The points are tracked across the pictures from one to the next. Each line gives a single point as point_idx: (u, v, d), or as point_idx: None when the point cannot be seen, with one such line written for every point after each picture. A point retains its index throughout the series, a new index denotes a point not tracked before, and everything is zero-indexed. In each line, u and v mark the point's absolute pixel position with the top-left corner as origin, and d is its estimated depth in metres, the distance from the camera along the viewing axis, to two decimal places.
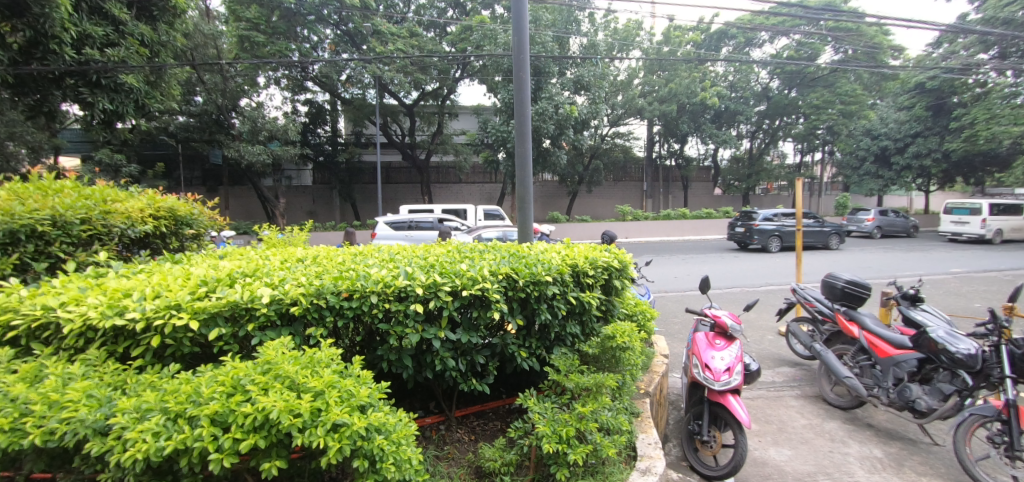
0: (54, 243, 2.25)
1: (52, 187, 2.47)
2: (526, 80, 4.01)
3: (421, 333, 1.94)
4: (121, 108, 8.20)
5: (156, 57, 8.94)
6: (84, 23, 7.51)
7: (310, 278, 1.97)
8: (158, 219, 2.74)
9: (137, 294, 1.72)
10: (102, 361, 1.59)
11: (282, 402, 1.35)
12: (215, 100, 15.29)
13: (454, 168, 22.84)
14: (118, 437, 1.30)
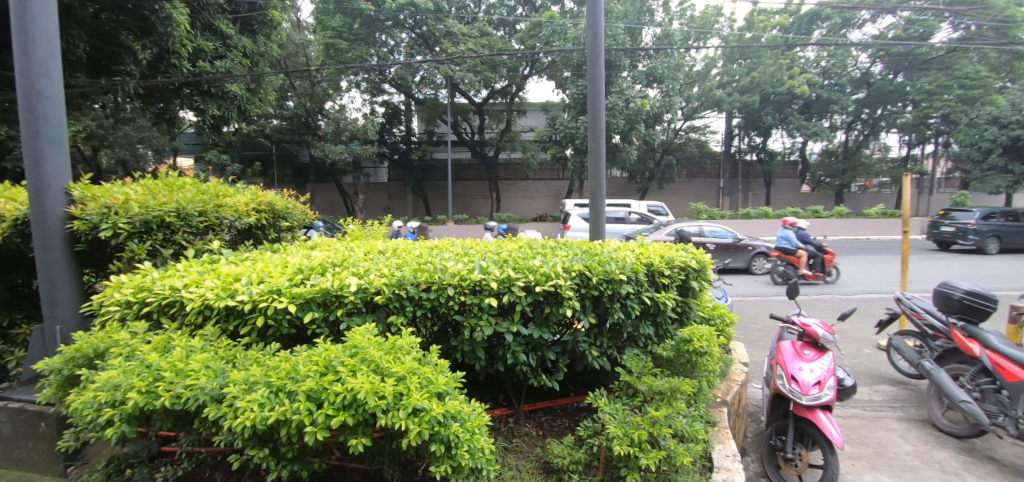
0: (178, 232, 2.53)
1: (176, 183, 2.80)
2: (600, 74, 3.92)
3: (495, 326, 1.97)
4: (227, 113, 9.19)
5: (256, 67, 9.93)
6: (200, 39, 8.50)
7: (392, 269, 2.07)
8: (260, 213, 3.02)
9: (244, 279, 1.91)
10: (216, 336, 1.79)
11: (368, 384, 1.43)
12: (305, 104, 16.66)
13: (521, 165, 23.04)
14: (229, 406, 1.45)
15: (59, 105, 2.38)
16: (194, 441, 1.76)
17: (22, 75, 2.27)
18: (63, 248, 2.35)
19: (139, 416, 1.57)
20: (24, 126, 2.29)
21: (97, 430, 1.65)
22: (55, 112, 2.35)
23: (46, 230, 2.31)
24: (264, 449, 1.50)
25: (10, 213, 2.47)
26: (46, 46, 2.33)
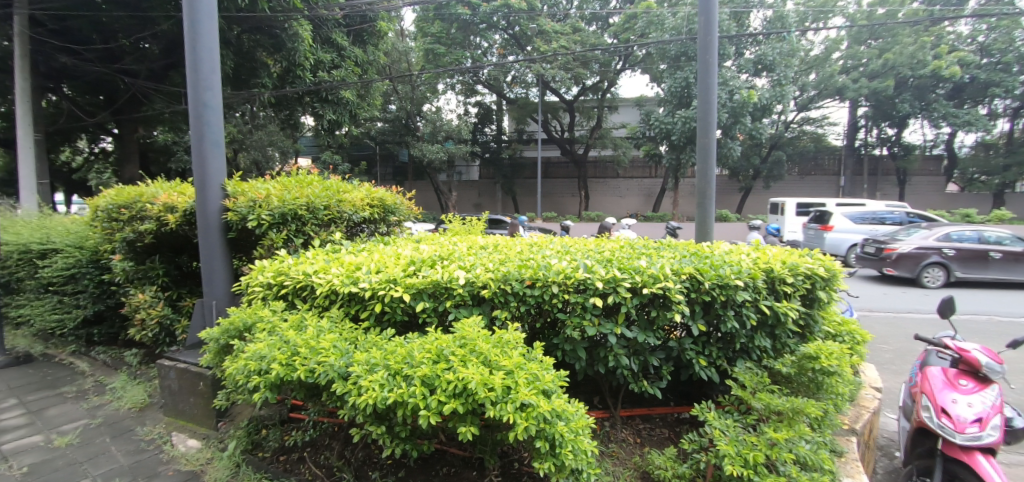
0: (307, 223, 2.79)
1: (305, 180, 3.11)
2: (712, 64, 3.66)
3: (598, 326, 1.92)
4: (341, 117, 10.16)
5: (365, 74, 10.85)
6: (320, 52, 9.49)
7: (496, 265, 2.12)
8: (374, 207, 3.26)
9: (365, 269, 2.07)
10: (340, 318, 1.95)
11: (478, 375, 1.47)
12: (406, 107, 17.86)
13: (611, 163, 22.47)
14: (354, 384, 1.57)
15: (218, 113, 2.76)
16: (319, 412, 1.93)
17: (193, 89, 2.67)
18: (219, 234, 2.71)
19: (278, 385, 1.76)
20: (193, 131, 2.68)
21: (245, 394, 1.88)
22: (216, 119, 2.72)
23: (207, 219, 2.68)
24: (381, 426, 1.61)
25: (180, 204, 2.90)
26: (211, 62, 2.71)
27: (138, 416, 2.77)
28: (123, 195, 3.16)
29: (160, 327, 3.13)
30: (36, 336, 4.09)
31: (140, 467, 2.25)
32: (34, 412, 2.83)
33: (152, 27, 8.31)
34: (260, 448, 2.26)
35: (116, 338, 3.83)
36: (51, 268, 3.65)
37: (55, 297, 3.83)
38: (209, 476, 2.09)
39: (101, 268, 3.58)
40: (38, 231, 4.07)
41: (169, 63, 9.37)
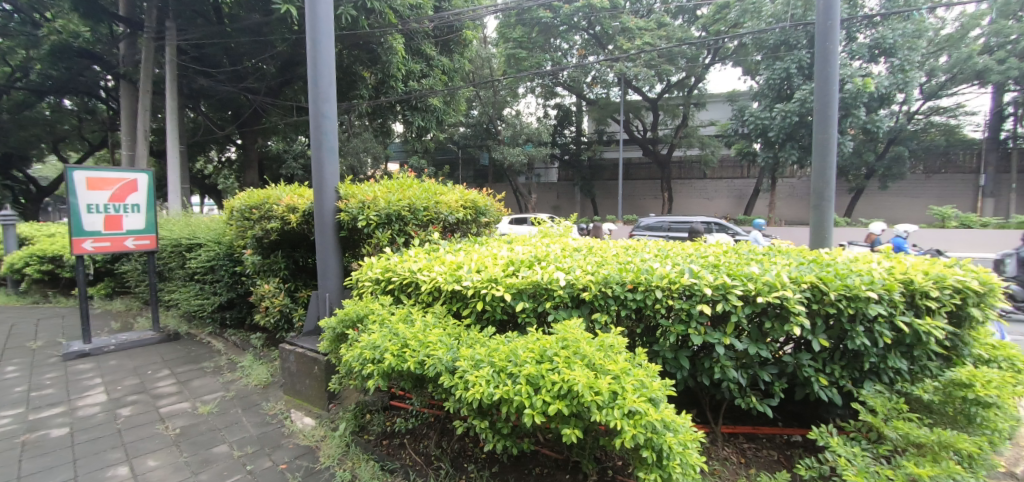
0: (408, 224, 2.94)
1: (407, 182, 3.29)
2: (833, 54, 3.33)
3: (706, 336, 1.82)
4: (428, 124, 10.69)
5: (451, 82, 11.31)
6: (410, 63, 10.07)
7: (595, 268, 2.10)
8: (468, 209, 3.37)
9: (466, 267, 2.14)
10: (444, 313, 2.03)
11: (584, 378, 1.46)
12: (488, 111, 18.36)
13: (699, 163, 21.18)
14: (461, 378, 1.63)
15: (334, 122, 2.97)
16: (422, 402, 2.02)
17: (314, 101, 2.90)
18: (334, 233, 2.92)
19: (389, 374, 1.86)
20: (313, 139, 2.92)
21: (358, 380, 2.01)
22: (332, 127, 2.94)
23: (323, 219, 2.90)
24: (485, 421, 1.65)
25: (301, 206, 3.19)
26: (330, 75, 2.92)
27: (262, 392, 3.08)
28: (253, 197, 3.55)
29: (280, 314, 3.49)
30: (182, 318, 4.76)
31: (267, 438, 2.49)
32: (183, 382, 3.28)
33: (270, 49, 9.41)
34: (366, 431, 2.41)
35: (244, 322, 4.34)
36: (195, 260, 4.22)
37: (197, 285, 4.42)
38: (324, 453, 2.27)
39: (233, 260, 4.06)
40: (185, 227, 4.73)
41: (283, 80, 10.51)
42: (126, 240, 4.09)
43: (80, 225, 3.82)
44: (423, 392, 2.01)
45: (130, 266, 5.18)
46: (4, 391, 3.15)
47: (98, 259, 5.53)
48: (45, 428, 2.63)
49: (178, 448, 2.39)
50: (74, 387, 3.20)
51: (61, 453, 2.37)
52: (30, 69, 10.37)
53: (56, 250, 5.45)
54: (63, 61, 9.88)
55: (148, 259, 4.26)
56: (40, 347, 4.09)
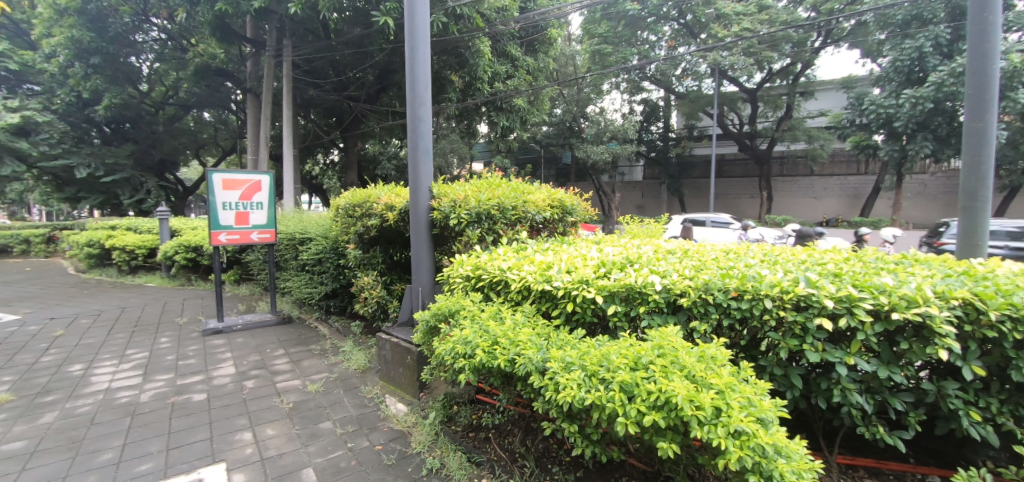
0: (497, 222, 2.98)
1: (496, 181, 3.34)
2: (994, 29, 2.81)
3: (825, 353, 1.63)
4: (512, 123, 10.85)
5: (535, 81, 11.43)
6: (497, 65, 10.31)
7: (693, 273, 1.97)
8: (554, 208, 3.35)
9: (557, 268, 2.12)
10: (533, 312, 2.03)
11: (684, 390, 1.38)
12: (571, 109, 18.23)
13: (805, 158, 19.14)
14: (552, 381, 1.61)
15: (429, 124, 3.10)
16: (510, 399, 2.03)
17: (411, 105, 3.05)
18: (427, 230, 3.04)
19: (479, 369, 1.89)
20: (410, 141, 3.06)
21: (449, 373, 2.07)
22: (427, 129, 3.06)
23: (418, 217, 3.03)
24: (574, 425, 1.63)
25: (398, 204, 3.38)
26: (426, 80, 3.05)
27: (361, 376, 3.31)
28: (356, 196, 3.83)
29: (377, 304, 3.74)
30: (295, 304, 5.31)
31: (365, 419, 2.67)
32: (294, 361, 3.66)
33: (369, 58, 10.17)
34: (453, 421, 2.48)
35: (345, 310, 4.73)
36: (306, 252, 4.68)
37: (306, 275, 4.90)
38: (416, 439, 2.37)
39: (338, 253, 4.43)
40: (298, 223, 5.25)
41: (381, 87, 11.32)
42: (251, 233, 4.65)
43: (216, 220, 4.43)
44: (511, 388, 2.03)
45: (254, 256, 5.88)
46: (159, 359, 3.75)
47: (229, 249, 6.36)
48: (188, 393, 3.08)
49: (290, 421, 2.66)
50: (209, 360, 3.72)
51: (201, 416, 2.75)
52: (180, 88, 12.26)
53: (198, 241, 6.36)
54: (205, 80, 11.48)
55: (268, 251, 4.81)
56: (185, 323, 4.82)
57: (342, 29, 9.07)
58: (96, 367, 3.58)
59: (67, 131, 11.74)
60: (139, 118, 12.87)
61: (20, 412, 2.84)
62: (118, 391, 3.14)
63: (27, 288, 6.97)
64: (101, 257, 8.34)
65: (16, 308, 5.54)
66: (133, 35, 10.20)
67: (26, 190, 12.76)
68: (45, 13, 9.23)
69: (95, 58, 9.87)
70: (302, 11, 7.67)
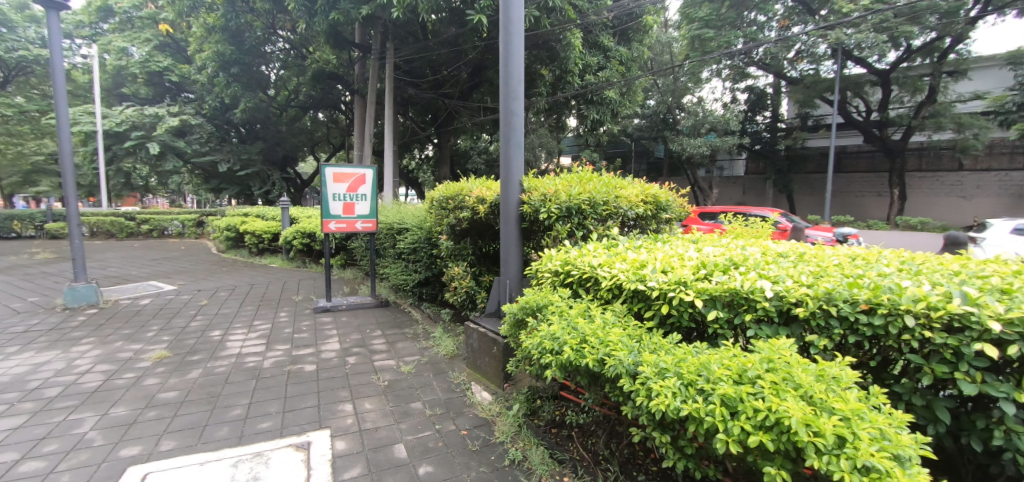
0: (588, 218, 2.90)
1: (587, 176, 3.25)
2: None
3: (986, 386, 1.34)
4: (603, 116, 10.56)
5: (629, 72, 11.03)
6: (588, 56, 10.11)
7: (813, 280, 1.75)
8: (647, 204, 3.19)
9: (652, 266, 2.00)
10: (625, 312, 1.95)
11: (800, 412, 1.22)
12: (665, 100, 17.32)
13: (953, 149, 16.21)
14: (643, 387, 1.52)
15: (522, 119, 3.09)
16: (596, 399, 1.98)
17: (504, 100, 3.07)
18: (517, 224, 3.05)
19: (566, 367, 1.84)
20: (503, 136, 3.08)
21: (535, 368, 2.06)
22: (520, 124, 3.06)
23: (508, 210, 3.05)
24: (666, 435, 1.53)
25: (489, 197, 3.44)
26: (520, 74, 3.05)
27: (449, 362, 3.45)
28: (450, 189, 3.96)
29: (467, 294, 3.87)
30: (391, 289, 5.69)
31: (452, 403, 2.76)
32: (389, 342, 3.92)
33: (463, 56, 10.53)
34: (536, 415, 2.48)
35: (436, 298, 4.97)
36: (403, 242, 4.97)
37: (402, 263, 5.21)
38: (499, 428, 2.40)
39: (431, 243, 4.64)
40: (396, 214, 5.60)
41: (473, 84, 11.68)
42: (356, 222, 5.04)
43: (327, 209, 4.89)
44: (598, 388, 1.97)
45: (358, 244, 6.40)
46: (278, 331, 4.25)
47: (337, 237, 6.99)
48: (300, 363, 3.44)
49: (385, 397, 2.85)
50: (318, 335, 4.13)
51: (310, 384, 3.06)
52: (300, 91, 13.71)
53: (312, 228, 7.08)
54: (321, 83, 12.72)
55: (370, 240, 5.19)
56: (300, 301, 5.41)
57: (439, 29, 9.47)
58: (230, 335, 4.16)
59: (213, 132, 13.74)
60: (267, 120, 14.66)
61: (174, 368, 3.39)
62: (246, 356, 3.62)
63: (182, 264, 8.30)
64: (236, 240, 9.67)
65: (174, 281, 6.63)
66: (263, 46, 11.60)
67: (184, 182, 15.22)
68: (198, 31, 10.82)
69: (235, 68, 11.37)
70: (404, 14, 8.13)
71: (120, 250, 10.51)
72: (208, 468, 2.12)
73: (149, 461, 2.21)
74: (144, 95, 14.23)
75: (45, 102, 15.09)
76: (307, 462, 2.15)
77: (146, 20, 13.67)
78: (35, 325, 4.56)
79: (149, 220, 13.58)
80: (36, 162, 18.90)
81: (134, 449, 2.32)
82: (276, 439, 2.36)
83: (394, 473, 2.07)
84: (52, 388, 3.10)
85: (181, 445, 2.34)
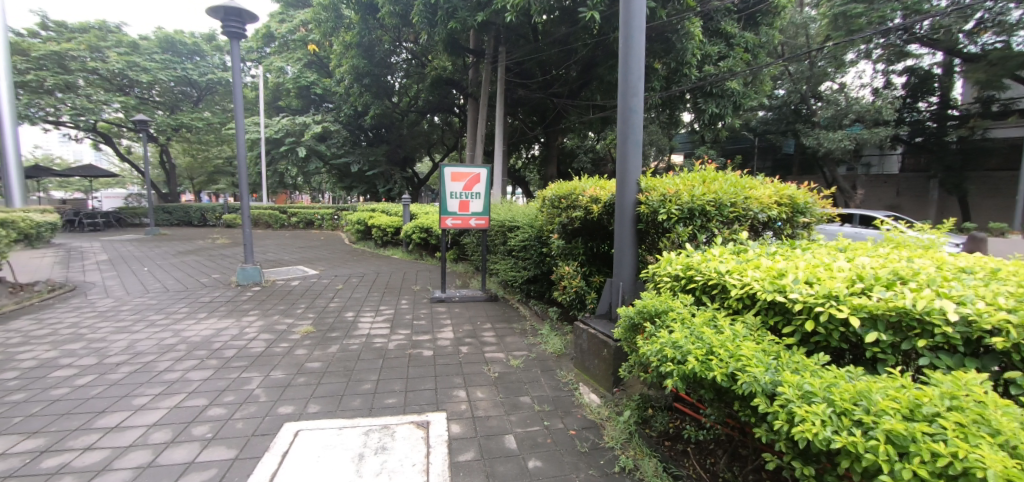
0: (712, 220, 2.69)
1: (710, 175, 3.02)
2: None
3: None
4: (723, 110, 9.66)
5: (755, 60, 10.04)
6: (708, 45, 9.39)
7: (1016, 304, 1.41)
8: (782, 206, 2.86)
9: (793, 276, 1.79)
10: (757, 324, 1.77)
11: (1001, 465, 1.00)
12: (798, 89, 15.41)
13: None
14: (782, 409, 1.37)
15: (641, 116, 2.98)
16: (719, 417, 1.83)
17: (623, 97, 2.97)
18: (632, 224, 2.95)
19: (689, 378, 1.73)
20: (620, 134, 3.00)
21: (652, 376, 1.96)
22: (639, 121, 2.94)
23: (624, 210, 2.96)
24: (810, 468, 1.35)
25: (604, 197, 3.38)
26: (640, 69, 2.93)
27: (557, 360, 3.47)
28: (562, 188, 3.95)
29: (576, 294, 3.85)
30: (500, 285, 5.90)
31: (560, 401, 2.77)
32: (499, 335, 4.08)
33: (573, 54, 10.48)
34: (648, 425, 2.37)
35: (543, 295, 5.03)
36: (513, 239, 5.09)
37: (512, 260, 5.35)
38: (608, 433, 2.35)
39: (540, 242, 4.70)
40: (507, 212, 5.76)
41: (582, 82, 11.60)
42: (470, 219, 5.30)
43: (444, 207, 5.24)
44: (722, 405, 1.82)
45: (470, 240, 6.74)
46: (400, 317, 4.67)
47: (451, 232, 7.43)
48: (419, 348, 3.74)
49: (496, 388, 2.96)
50: (434, 323, 4.45)
51: (428, 368, 3.31)
52: (420, 97, 14.86)
53: (429, 224, 7.62)
54: (437, 88, 13.62)
55: (482, 236, 5.42)
56: (418, 290, 5.88)
57: (549, 30, 9.53)
58: (360, 317, 4.68)
59: (347, 137, 15.53)
60: (391, 124, 16.16)
61: (317, 342, 3.91)
62: (374, 337, 4.04)
63: (323, 252, 9.53)
64: (364, 233, 10.83)
65: (316, 266, 7.66)
66: (389, 57, 12.77)
67: (323, 181, 17.48)
68: (338, 49, 12.28)
69: (366, 79, 12.69)
70: (517, 17, 8.33)
71: (276, 239, 12.46)
72: (345, 433, 2.40)
73: (300, 420, 2.57)
74: (295, 106, 16.59)
75: (225, 115, 18.37)
76: (426, 440, 2.32)
77: (298, 42, 15.91)
78: (217, 297, 5.60)
79: (297, 214, 15.85)
80: (218, 165, 23.17)
81: (289, 408, 2.73)
82: (401, 415, 2.60)
83: (505, 463, 2.14)
84: (230, 349, 3.78)
85: (324, 409, 2.69)
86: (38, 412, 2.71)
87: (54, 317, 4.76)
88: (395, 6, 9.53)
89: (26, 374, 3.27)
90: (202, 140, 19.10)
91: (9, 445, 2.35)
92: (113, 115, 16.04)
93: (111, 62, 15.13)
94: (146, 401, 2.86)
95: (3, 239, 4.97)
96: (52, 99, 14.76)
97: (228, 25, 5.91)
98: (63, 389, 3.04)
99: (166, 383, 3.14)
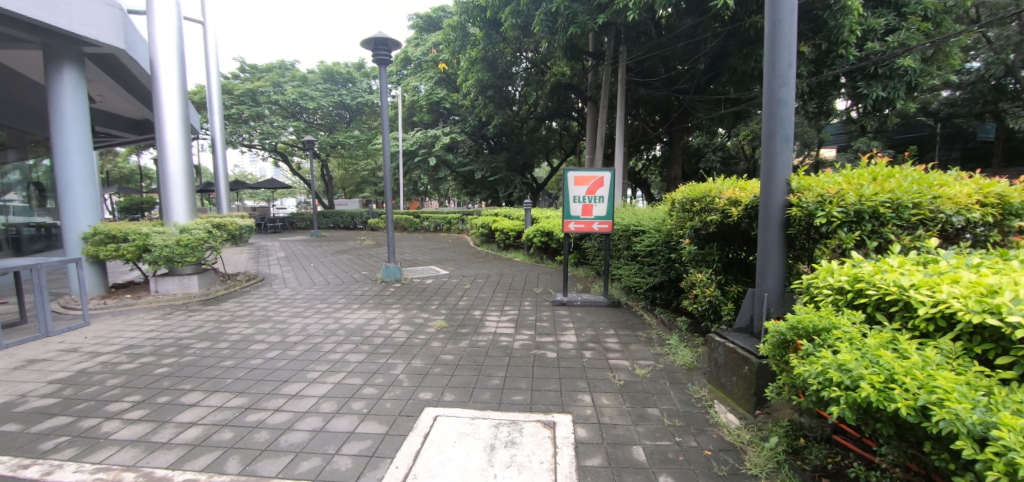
0: (888, 223, 2.29)
1: (882, 172, 2.56)
2: None
3: None
4: (893, 93, 8.04)
5: (938, 28, 8.25)
6: (870, 18, 8.06)
7: None
8: (986, 207, 2.31)
9: (1012, 294, 1.43)
10: (956, 349, 1.47)
11: None
12: (1002, 59, 12.25)
13: None
14: (998, 458, 1.14)
15: (791, 107, 2.65)
16: (898, 458, 1.57)
17: (770, 87, 2.68)
18: (780, 229, 2.65)
19: (862, 407, 1.50)
20: (766, 128, 2.71)
21: (810, 401, 1.74)
22: (789, 113, 2.63)
23: (770, 212, 2.66)
24: None
25: (745, 199, 3.08)
26: (790, 56, 2.62)
27: (687, 373, 3.26)
28: (694, 190, 3.70)
29: (710, 304, 3.57)
30: (623, 290, 5.74)
31: (693, 418, 2.60)
32: (623, 343, 3.97)
33: (701, 46, 9.76)
34: (800, 456, 2.10)
35: (670, 304, 4.79)
36: (638, 244, 4.91)
37: (636, 265, 5.17)
38: (751, 459, 2.14)
39: (669, 247, 4.45)
40: (632, 216, 5.58)
41: (712, 75, 10.72)
42: (594, 223, 5.26)
43: (568, 211, 5.28)
44: (904, 445, 1.55)
45: (591, 244, 6.69)
46: (524, 317, 4.84)
47: (573, 236, 7.46)
48: (543, 349, 3.83)
49: (621, 396, 2.89)
50: (557, 326, 4.51)
51: (552, 370, 3.38)
52: (539, 104, 15.21)
53: (550, 227, 7.75)
54: (555, 93, 13.81)
55: (606, 240, 5.33)
56: (540, 293, 6.01)
57: (674, 23, 8.97)
58: (487, 315, 4.97)
59: (472, 146, 16.55)
60: (512, 132, 16.81)
61: (450, 336, 4.26)
62: (500, 336, 4.25)
63: (451, 255, 10.29)
64: (488, 236, 11.45)
65: (445, 267, 8.34)
66: (511, 68, 13.33)
67: (450, 188, 18.92)
68: (465, 65, 13.15)
69: (490, 91, 13.39)
70: (639, 15, 8.04)
71: (411, 241, 13.85)
72: (477, 422, 2.57)
73: (438, 406, 2.83)
74: (427, 121, 18.21)
75: (371, 132, 20.97)
76: (553, 439, 2.38)
77: (430, 62, 17.46)
78: (367, 291, 6.44)
79: (429, 218, 17.41)
80: (365, 176, 26.53)
81: (428, 394, 3.02)
82: (528, 412, 2.70)
83: (634, 473, 2.10)
84: (378, 337, 4.31)
85: (458, 399, 2.92)
86: (243, 376, 3.42)
87: (250, 302, 5.94)
88: (517, 19, 9.87)
89: (234, 346, 4.14)
90: (352, 155, 22.09)
91: (225, 400, 3.01)
92: (288, 138, 19.42)
93: (288, 94, 18.34)
94: (317, 376, 3.41)
95: (218, 237, 6.34)
96: (247, 127, 18.39)
97: (378, 53, 6.76)
98: (258, 360, 3.77)
99: (330, 362, 3.69)
